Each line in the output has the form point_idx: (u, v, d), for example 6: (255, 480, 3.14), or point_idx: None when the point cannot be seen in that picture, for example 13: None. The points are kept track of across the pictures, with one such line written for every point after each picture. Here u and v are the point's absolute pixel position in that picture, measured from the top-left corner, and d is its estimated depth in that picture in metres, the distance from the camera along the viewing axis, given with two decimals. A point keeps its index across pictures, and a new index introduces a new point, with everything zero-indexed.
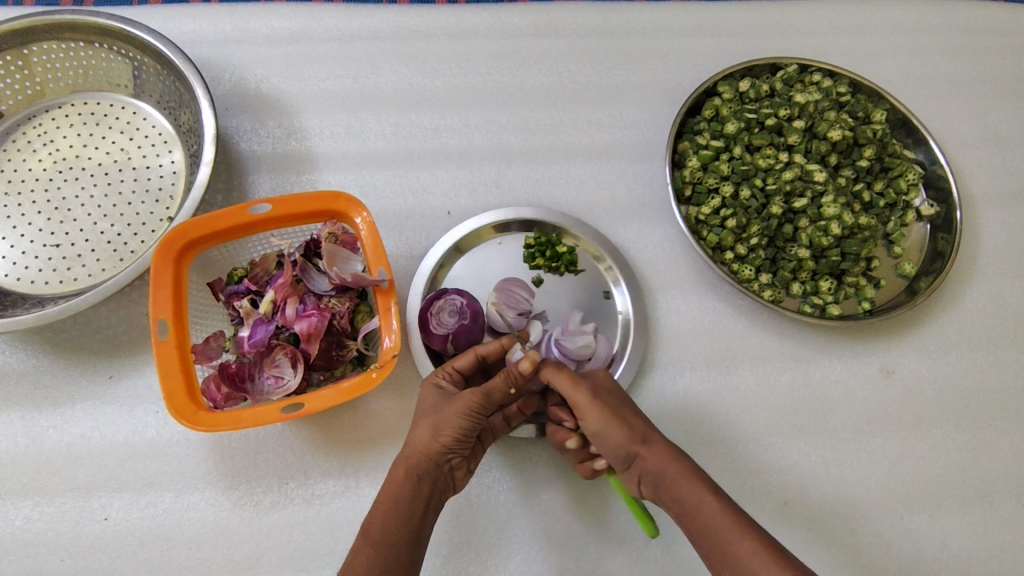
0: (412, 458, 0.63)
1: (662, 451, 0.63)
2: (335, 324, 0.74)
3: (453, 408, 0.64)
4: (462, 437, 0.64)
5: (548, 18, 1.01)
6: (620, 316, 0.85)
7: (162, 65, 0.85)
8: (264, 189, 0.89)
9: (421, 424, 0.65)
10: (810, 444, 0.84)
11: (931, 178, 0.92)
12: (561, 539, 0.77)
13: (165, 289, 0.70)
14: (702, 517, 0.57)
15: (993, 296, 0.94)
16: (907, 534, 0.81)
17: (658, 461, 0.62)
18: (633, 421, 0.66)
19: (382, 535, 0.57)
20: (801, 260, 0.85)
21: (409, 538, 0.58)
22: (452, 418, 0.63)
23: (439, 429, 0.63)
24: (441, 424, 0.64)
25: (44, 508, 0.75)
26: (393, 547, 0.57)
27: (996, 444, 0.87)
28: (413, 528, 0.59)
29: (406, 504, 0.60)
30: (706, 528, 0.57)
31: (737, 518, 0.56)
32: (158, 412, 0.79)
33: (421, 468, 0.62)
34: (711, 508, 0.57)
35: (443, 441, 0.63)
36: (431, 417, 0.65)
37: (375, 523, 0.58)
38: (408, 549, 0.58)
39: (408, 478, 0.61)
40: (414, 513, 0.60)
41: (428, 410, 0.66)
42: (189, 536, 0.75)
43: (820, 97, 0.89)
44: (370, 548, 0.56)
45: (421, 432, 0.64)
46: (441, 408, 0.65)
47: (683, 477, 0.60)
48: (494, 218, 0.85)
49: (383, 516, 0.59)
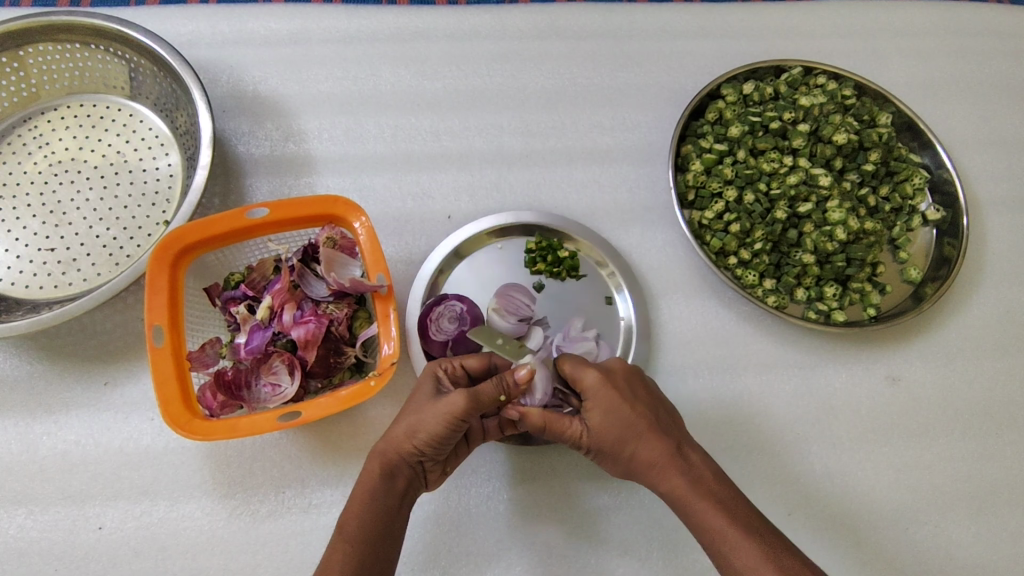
0: (385, 455, 0.61)
1: (660, 460, 0.62)
2: (333, 330, 0.73)
3: (432, 411, 0.60)
4: (438, 441, 0.61)
5: (549, 20, 1.00)
6: (622, 322, 0.84)
7: (158, 67, 0.84)
8: (262, 192, 0.87)
9: (401, 419, 0.63)
10: (814, 453, 0.83)
11: (937, 182, 0.91)
12: (562, 549, 0.76)
13: (161, 295, 0.68)
14: (701, 528, 0.58)
15: (999, 302, 0.93)
16: (912, 544, 0.80)
17: (657, 470, 0.62)
18: (626, 430, 0.62)
19: (357, 534, 0.56)
20: (806, 265, 0.83)
21: (382, 539, 0.57)
22: (429, 421, 0.60)
23: (415, 431, 0.60)
24: (419, 424, 0.61)
25: (37, 517, 0.74)
26: (369, 549, 0.56)
27: (1002, 453, 0.86)
28: (388, 527, 0.58)
29: (380, 502, 0.59)
30: (701, 533, 0.59)
31: (736, 528, 0.57)
32: (153, 419, 0.78)
33: (394, 466, 0.61)
34: (711, 521, 0.58)
35: (419, 442, 0.61)
36: (411, 415, 0.62)
37: (350, 520, 0.58)
38: (382, 549, 0.57)
39: (381, 476, 0.60)
40: (390, 511, 0.59)
41: (412, 405, 0.64)
42: (185, 545, 0.74)
43: (825, 101, 0.87)
44: (345, 547, 0.55)
45: (398, 428, 0.62)
46: (422, 406, 0.62)
47: (682, 488, 0.60)
48: (495, 222, 0.84)
49: (357, 512, 0.58)
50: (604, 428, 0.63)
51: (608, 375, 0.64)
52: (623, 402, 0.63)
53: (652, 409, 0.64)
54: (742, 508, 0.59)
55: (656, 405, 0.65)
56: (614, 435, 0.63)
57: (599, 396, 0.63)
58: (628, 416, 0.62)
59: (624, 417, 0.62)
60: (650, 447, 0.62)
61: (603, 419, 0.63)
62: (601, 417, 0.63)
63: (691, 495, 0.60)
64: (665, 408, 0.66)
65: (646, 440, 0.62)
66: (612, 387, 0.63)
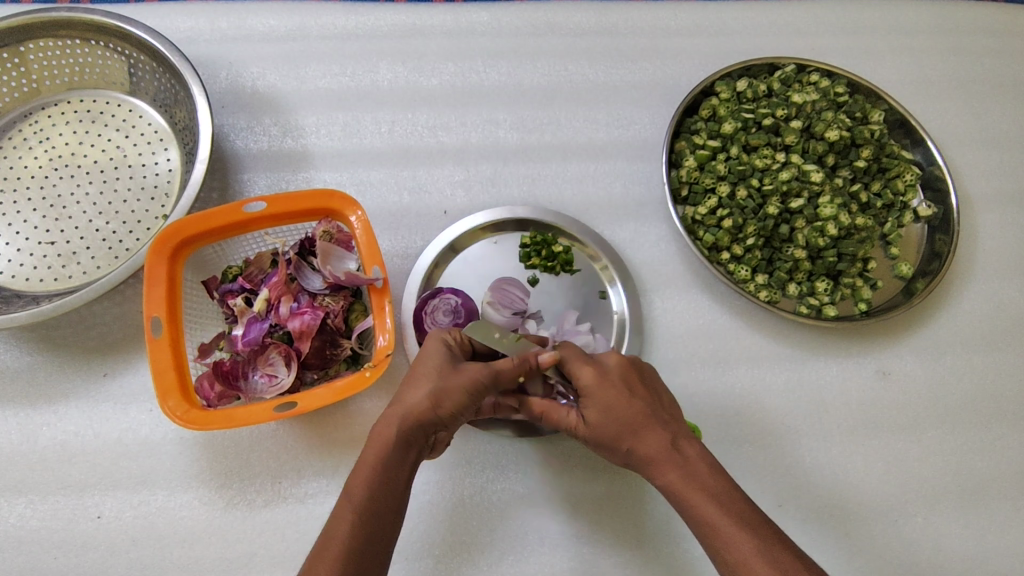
0: (407, 421, 0.58)
1: (653, 459, 0.62)
2: (328, 322, 0.74)
3: (458, 379, 0.60)
4: (458, 412, 0.60)
5: (545, 17, 1.01)
6: (615, 316, 0.85)
7: (158, 62, 0.85)
8: (259, 186, 0.88)
9: (420, 385, 0.60)
10: (805, 445, 0.84)
11: (929, 178, 0.91)
12: (555, 539, 0.77)
13: (159, 287, 0.69)
14: (700, 522, 0.58)
15: (991, 298, 0.94)
16: (902, 536, 0.81)
17: (653, 467, 0.62)
18: (615, 431, 0.63)
19: (367, 501, 0.55)
20: (797, 260, 0.85)
21: (391, 506, 0.56)
22: (455, 392, 0.60)
23: (436, 399, 0.59)
24: (443, 391, 0.60)
25: (37, 506, 0.75)
26: (377, 515, 0.55)
27: (992, 447, 0.87)
28: (397, 495, 0.57)
29: (391, 470, 0.57)
30: (697, 524, 0.59)
31: (732, 523, 0.57)
32: (152, 410, 0.79)
33: (413, 434, 0.59)
34: (706, 517, 0.58)
35: (441, 412, 0.59)
36: (432, 382, 0.60)
37: (358, 486, 0.56)
38: (389, 517, 0.56)
39: (399, 444, 0.58)
40: (400, 479, 0.57)
41: (429, 371, 0.61)
42: (182, 534, 0.75)
43: (818, 97, 0.90)
44: (354, 511, 0.55)
45: (418, 395, 0.60)
46: (441, 374, 0.61)
47: (680, 484, 0.60)
48: (489, 217, 0.85)
49: (367, 478, 0.56)
50: (600, 424, 0.63)
51: (626, 361, 0.66)
52: (621, 398, 0.63)
53: (649, 404, 0.64)
54: (738, 500, 0.59)
55: (652, 399, 0.64)
56: (611, 429, 0.62)
57: (598, 391, 0.63)
58: (625, 411, 0.62)
59: (621, 412, 0.62)
60: (647, 442, 0.62)
61: (598, 415, 0.63)
62: (597, 413, 0.63)
63: (684, 488, 0.60)
64: (661, 400, 0.65)
65: (643, 433, 0.62)
66: (618, 376, 0.64)
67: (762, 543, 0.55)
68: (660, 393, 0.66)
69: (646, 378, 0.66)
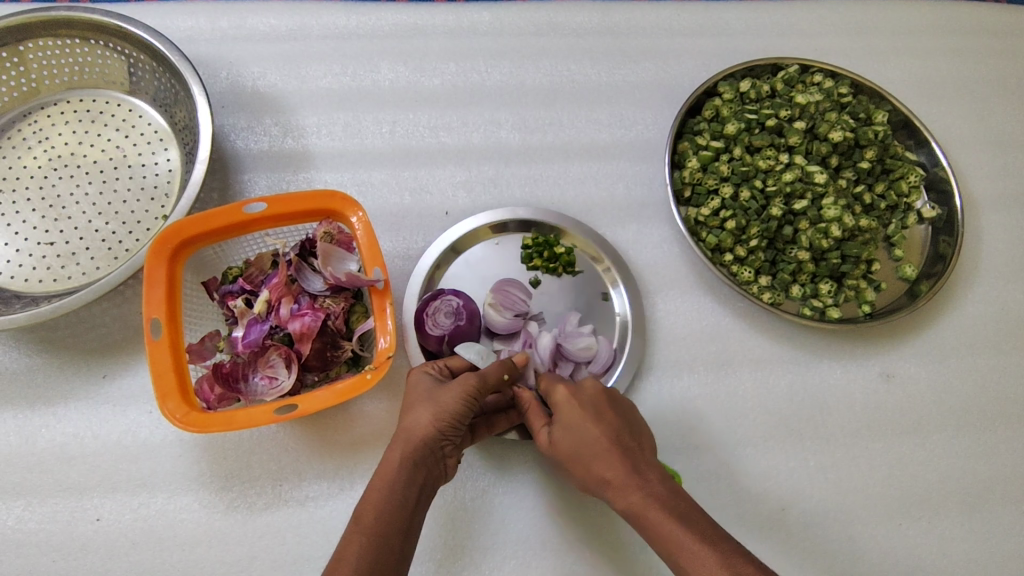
0: (409, 442, 0.59)
1: (614, 479, 0.60)
2: (329, 324, 0.73)
3: (450, 393, 0.62)
4: (458, 424, 0.62)
5: (547, 17, 1.00)
6: (618, 318, 0.84)
7: (158, 62, 0.84)
8: (260, 187, 0.88)
9: (419, 406, 0.62)
10: (809, 448, 0.83)
11: (934, 180, 0.90)
12: (557, 543, 0.76)
13: (159, 289, 0.69)
14: (662, 539, 0.56)
15: (995, 300, 0.93)
16: (906, 540, 0.81)
17: (615, 489, 0.60)
18: (578, 454, 0.63)
19: (376, 524, 0.54)
20: (801, 262, 0.84)
21: (401, 527, 0.55)
22: (449, 404, 0.61)
23: (437, 415, 0.60)
24: (440, 407, 0.61)
25: (36, 509, 0.75)
26: (388, 536, 0.54)
27: (996, 450, 0.86)
28: (406, 515, 0.56)
29: (400, 491, 0.57)
30: (660, 543, 0.56)
31: (694, 538, 0.54)
32: (152, 412, 0.78)
33: (419, 454, 0.59)
34: (667, 533, 0.56)
35: (442, 427, 0.61)
36: (427, 401, 0.62)
37: (368, 511, 0.55)
38: (399, 538, 0.55)
39: (405, 464, 0.58)
40: (409, 498, 0.57)
41: (423, 394, 0.63)
42: (181, 537, 0.74)
43: (822, 98, 0.89)
44: (363, 535, 0.53)
45: (415, 416, 0.61)
46: (435, 393, 0.63)
47: (640, 504, 0.58)
48: (491, 218, 0.84)
49: (376, 502, 0.56)
50: (566, 448, 0.64)
51: (602, 389, 0.67)
52: (585, 420, 0.64)
53: (615, 429, 0.63)
54: (698, 517, 0.57)
55: (620, 424, 0.64)
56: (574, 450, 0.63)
57: (565, 409, 0.65)
58: (588, 433, 0.63)
59: (584, 434, 0.63)
60: (607, 465, 0.61)
61: (565, 436, 0.64)
62: (563, 434, 0.64)
63: (645, 507, 0.58)
64: (631, 428, 0.65)
65: (604, 456, 0.61)
66: (583, 398, 0.66)
67: (723, 556, 0.53)
68: (630, 420, 0.66)
69: (615, 405, 0.67)
